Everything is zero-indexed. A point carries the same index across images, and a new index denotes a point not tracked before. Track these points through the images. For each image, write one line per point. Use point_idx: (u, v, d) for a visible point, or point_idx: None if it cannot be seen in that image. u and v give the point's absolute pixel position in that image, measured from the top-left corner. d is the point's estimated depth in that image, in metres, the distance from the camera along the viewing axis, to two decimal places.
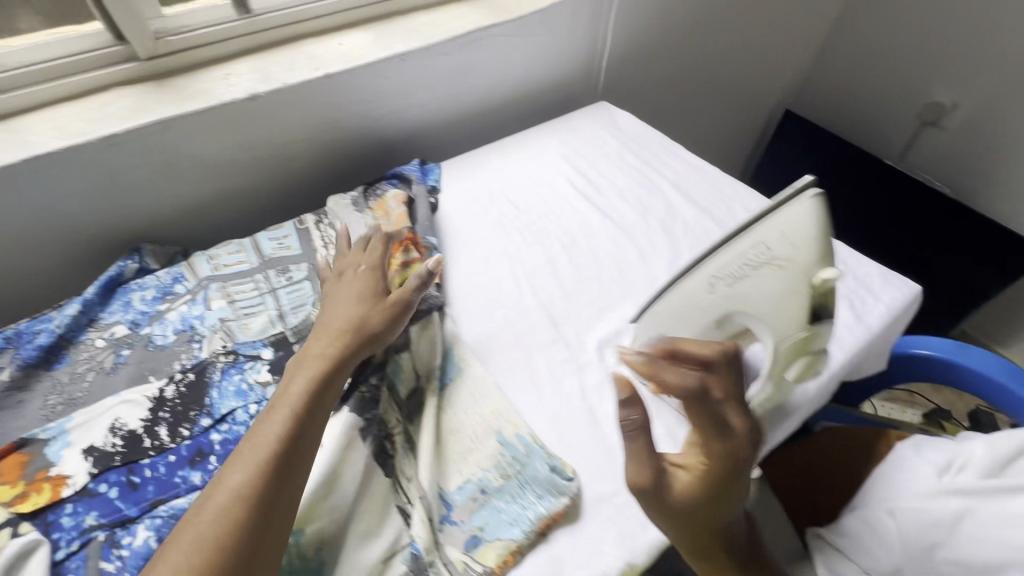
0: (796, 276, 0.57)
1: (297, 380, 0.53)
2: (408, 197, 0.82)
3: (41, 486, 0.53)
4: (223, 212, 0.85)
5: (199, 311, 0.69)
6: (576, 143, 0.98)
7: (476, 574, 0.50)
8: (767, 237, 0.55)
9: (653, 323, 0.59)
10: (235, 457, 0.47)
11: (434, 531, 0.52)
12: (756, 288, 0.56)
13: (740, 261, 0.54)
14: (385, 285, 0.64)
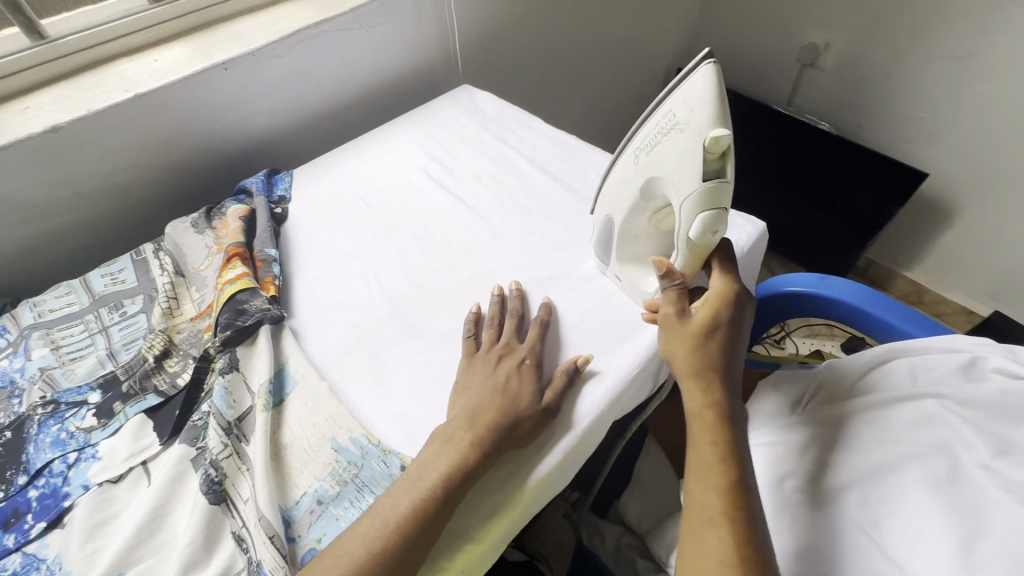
0: (690, 144, 0.50)
1: (441, 459, 0.51)
2: (248, 210, 0.79)
3: None
4: (58, 255, 0.80)
5: (20, 363, 0.65)
6: (433, 131, 0.96)
7: None
8: (673, 104, 0.51)
9: (603, 204, 0.65)
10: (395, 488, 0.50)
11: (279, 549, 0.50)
12: (666, 158, 0.53)
13: (648, 130, 0.54)
14: (537, 390, 0.58)
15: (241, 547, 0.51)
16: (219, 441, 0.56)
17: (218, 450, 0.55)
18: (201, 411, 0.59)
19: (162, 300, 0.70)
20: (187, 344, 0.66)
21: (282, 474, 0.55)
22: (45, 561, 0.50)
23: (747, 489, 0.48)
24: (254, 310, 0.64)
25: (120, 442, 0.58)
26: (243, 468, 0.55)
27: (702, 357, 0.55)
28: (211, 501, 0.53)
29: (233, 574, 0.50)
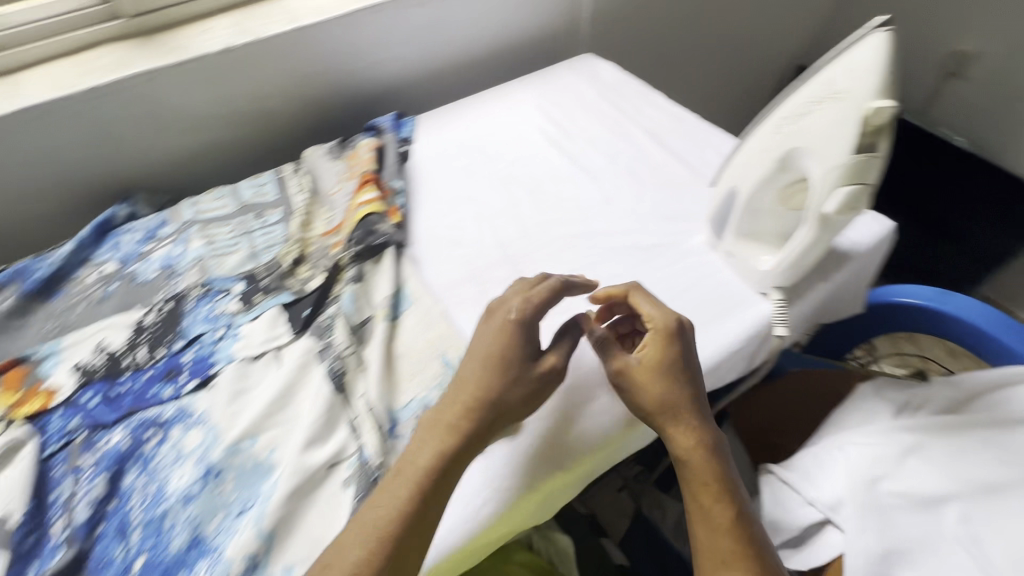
0: (845, 114, 0.49)
1: (427, 446, 0.50)
2: (379, 144, 0.85)
3: (35, 396, 0.60)
4: (210, 166, 0.90)
5: (180, 250, 0.74)
6: (552, 94, 0.98)
7: None
8: (832, 73, 0.50)
9: (728, 176, 0.65)
10: (385, 484, 0.49)
11: (384, 440, 0.56)
12: (812, 128, 0.51)
13: (799, 100, 0.53)
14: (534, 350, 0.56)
15: (353, 431, 0.56)
16: (345, 339, 0.62)
17: (343, 348, 0.61)
18: (328, 312, 0.65)
19: (299, 214, 0.77)
20: (318, 255, 0.73)
21: (393, 379, 0.60)
22: (195, 413, 0.58)
23: (750, 520, 0.51)
24: (383, 232, 0.70)
25: (259, 327, 0.65)
26: (362, 368, 0.61)
27: (671, 398, 0.53)
28: (333, 389, 0.58)
29: (345, 454, 0.55)
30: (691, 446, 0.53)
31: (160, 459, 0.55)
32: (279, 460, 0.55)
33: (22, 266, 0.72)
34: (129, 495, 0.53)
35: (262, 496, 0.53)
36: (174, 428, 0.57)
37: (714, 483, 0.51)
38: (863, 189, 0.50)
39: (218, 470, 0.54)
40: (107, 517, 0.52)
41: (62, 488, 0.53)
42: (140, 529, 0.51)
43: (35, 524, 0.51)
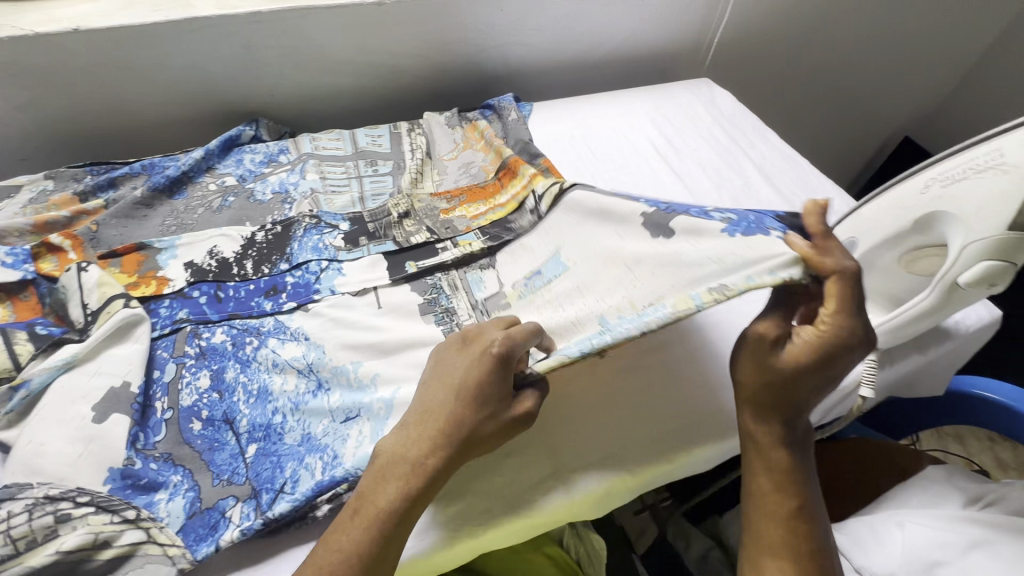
0: (1012, 189, 0.48)
1: (391, 480, 0.44)
2: (507, 131, 0.87)
3: (149, 281, 0.63)
4: (330, 108, 0.93)
5: (295, 179, 0.78)
6: (668, 110, 0.98)
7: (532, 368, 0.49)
8: (1006, 143, 0.49)
9: (850, 225, 0.63)
10: (350, 510, 0.44)
11: None
12: (967, 196, 0.51)
13: (958, 165, 0.52)
14: (489, 388, 0.46)
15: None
16: (467, 311, 0.64)
17: (461, 315, 0.64)
18: (452, 278, 0.68)
19: (411, 170, 0.80)
20: (424, 213, 0.75)
21: None
22: (291, 330, 0.61)
23: (810, 515, 0.48)
24: (516, 228, 0.71)
25: (360, 267, 0.67)
26: None
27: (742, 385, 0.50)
28: None
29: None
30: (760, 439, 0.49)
31: (258, 363, 0.58)
32: (381, 382, 0.57)
33: (152, 163, 0.77)
34: (233, 389, 0.56)
35: (367, 412, 0.55)
36: (271, 338, 0.60)
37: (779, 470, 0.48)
38: (1008, 269, 0.50)
39: (323, 383, 0.57)
40: (211, 406, 0.55)
41: (166, 373, 0.57)
42: (248, 419, 0.54)
43: (145, 400, 0.55)
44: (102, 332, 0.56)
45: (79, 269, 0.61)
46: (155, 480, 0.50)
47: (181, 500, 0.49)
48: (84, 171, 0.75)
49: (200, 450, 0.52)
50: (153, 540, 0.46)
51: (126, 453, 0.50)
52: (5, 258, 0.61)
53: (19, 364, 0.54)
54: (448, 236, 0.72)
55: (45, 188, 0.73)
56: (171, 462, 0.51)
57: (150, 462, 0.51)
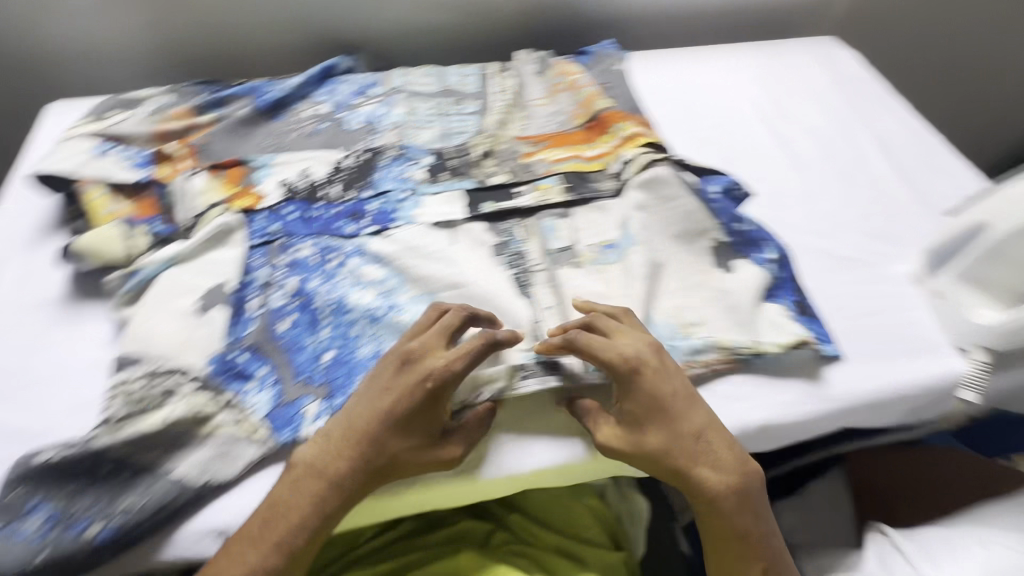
0: None
1: (303, 490, 0.48)
2: (602, 82, 0.83)
3: (246, 196, 0.67)
4: (421, 43, 0.92)
5: (383, 112, 0.79)
6: (778, 68, 0.89)
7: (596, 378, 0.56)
8: None
9: (984, 211, 0.59)
10: (257, 519, 0.47)
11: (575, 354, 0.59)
12: None
13: None
14: (416, 414, 0.50)
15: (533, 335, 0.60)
16: (540, 257, 0.65)
17: (535, 263, 0.65)
18: (526, 223, 0.68)
19: (497, 112, 0.79)
20: (506, 155, 0.75)
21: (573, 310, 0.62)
22: (370, 253, 0.63)
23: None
24: (598, 188, 0.71)
25: (437, 200, 0.68)
26: (553, 284, 0.64)
27: (657, 447, 0.52)
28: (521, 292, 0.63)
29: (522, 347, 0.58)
30: (704, 487, 0.51)
31: (342, 278, 0.62)
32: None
33: (256, 86, 0.81)
34: (316, 298, 0.60)
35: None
36: (353, 259, 0.63)
37: (726, 501, 0.51)
38: None
39: (398, 305, 0.60)
40: (298, 313, 0.59)
41: (259, 276, 0.61)
42: (329, 328, 0.59)
43: (239, 299, 0.59)
44: (204, 234, 0.61)
45: (190, 176, 0.67)
46: (247, 372, 0.55)
47: (268, 392, 0.54)
48: (198, 89, 0.81)
49: (284, 349, 0.57)
50: (246, 423, 0.52)
51: (223, 341, 0.56)
52: (131, 160, 0.69)
53: (133, 254, 0.61)
54: (527, 179, 0.72)
55: (165, 101, 0.79)
56: (258, 355, 0.56)
57: (243, 355, 0.56)
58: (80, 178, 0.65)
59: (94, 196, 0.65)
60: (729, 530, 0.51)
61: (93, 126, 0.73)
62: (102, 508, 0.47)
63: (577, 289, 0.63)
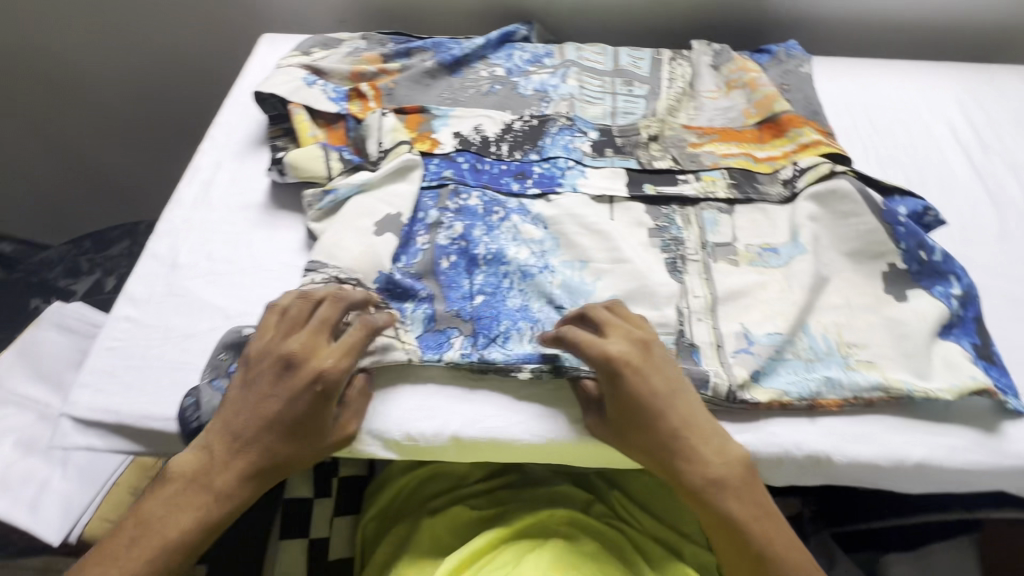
0: None
1: (182, 503, 0.50)
2: (781, 84, 0.79)
3: (424, 140, 0.71)
4: (593, 22, 0.92)
5: (555, 83, 0.81)
6: (983, 93, 0.81)
7: (746, 392, 0.55)
8: None
9: None
10: (128, 539, 0.49)
11: (719, 353, 0.58)
12: None
13: None
14: (291, 418, 0.50)
15: (679, 322, 0.60)
16: (697, 246, 0.65)
17: (690, 252, 0.65)
18: (686, 211, 0.68)
19: (668, 98, 0.79)
20: (672, 141, 0.74)
21: (723, 307, 0.61)
22: (532, 213, 0.66)
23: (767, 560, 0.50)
24: (764, 190, 0.69)
25: (601, 174, 0.70)
26: (705, 274, 0.63)
27: (640, 442, 0.52)
28: (671, 276, 0.63)
29: (665, 329, 0.59)
30: (688, 479, 0.51)
31: (502, 231, 0.64)
32: (603, 284, 0.62)
33: (440, 42, 0.86)
34: (477, 244, 0.63)
35: (584, 303, 0.60)
36: (515, 215, 0.66)
37: (719, 487, 0.51)
38: None
39: (550, 265, 0.62)
40: (457, 254, 0.63)
41: (429, 216, 0.65)
42: (483, 275, 0.62)
43: (409, 232, 0.64)
44: (389, 168, 0.66)
45: (380, 113, 0.72)
46: (410, 296, 0.60)
47: (422, 313, 0.59)
48: (388, 38, 0.87)
49: (441, 285, 0.61)
50: (402, 340, 0.57)
51: (391, 265, 0.61)
52: (331, 93, 0.75)
53: (330, 175, 0.67)
54: (692, 168, 0.71)
55: (359, 45, 0.85)
56: (420, 283, 0.61)
57: (407, 280, 0.61)
58: (290, 102, 0.72)
59: (300, 119, 0.72)
60: (717, 516, 0.51)
61: (300, 59, 0.79)
62: None
63: (731, 286, 0.62)
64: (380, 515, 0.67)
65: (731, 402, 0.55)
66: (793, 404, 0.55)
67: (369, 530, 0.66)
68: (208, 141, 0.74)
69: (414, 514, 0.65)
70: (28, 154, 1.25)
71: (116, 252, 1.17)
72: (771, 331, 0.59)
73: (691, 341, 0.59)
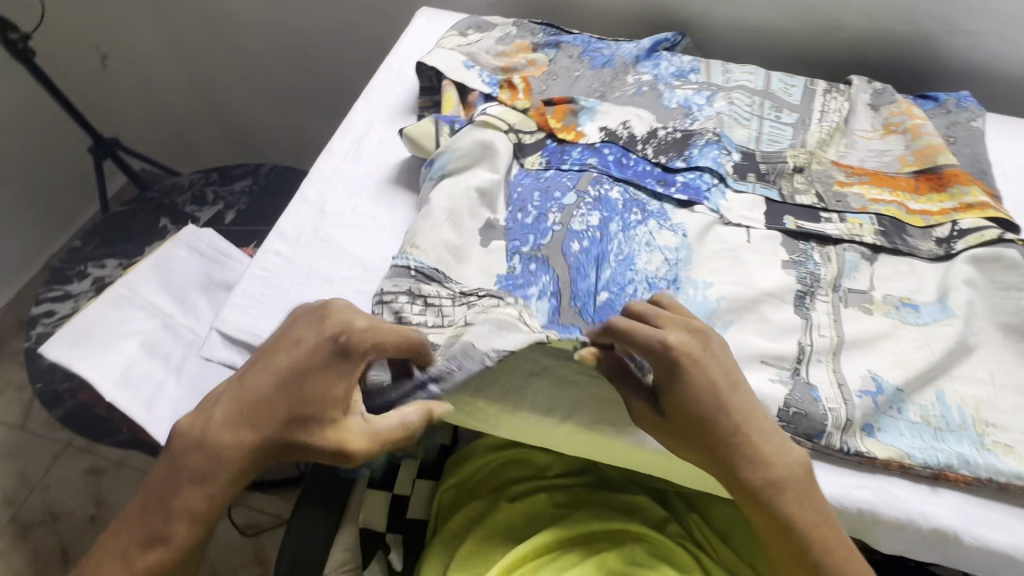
0: None
1: (179, 501, 0.47)
2: (945, 135, 0.75)
3: (568, 131, 0.73)
4: (744, 42, 0.91)
5: (700, 101, 0.78)
6: None
7: (860, 444, 0.52)
8: None
9: None
10: (137, 540, 0.47)
11: (840, 393, 0.54)
12: None
13: None
14: (303, 402, 0.47)
15: (797, 359, 0.56)
16: (830, 287, 0.61)
17: (821, 296, 0.61)
18: (826, 249, 0.64)
19: (819, 131, 0.76)
20: (818, 176, 0.72)
21: (853, 353, 0.57)
22: (672, 220, 0.65)
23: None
24: (914, 244, 0.65)
25: (741, 202, 0.68)
26: (834, 319, 0.59)
27: (713, 442, 0.48)
28: (798, 310, 0.59)
29: (780, 361, 0.56)
30: (747, 477, 0.48)
31: (637, 233, 0.64)
32: (723, 309, 0.59)
33: (587, 41, 0.85)
34: (611, 238, 0.63)
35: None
36: (653, 219, 0.65)
37: (782, 489, 0.47)
38: None
39: (678, 280, 0.61)
40: (590, 242, 0.62)
41: (566, 198, 0.65)
42: (611, 271, 0.61)
43: (541, 209, 0.64)
44: (466, 141, 0.67)
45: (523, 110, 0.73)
46: (531, 282, 0.59)
47: (547, 303, 0.58)
48: (538, 28, 0.87)
49: (570, 266, 0.60)
50: (525, 318, 0.55)
51: (510, 258, 0.61)
52: (483, 78, 0.77)
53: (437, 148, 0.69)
54: (837, 209, 0.68)
55: (509, 32, 0.86)
56: (544, 267, 0.60)
57: (529, 264, 0.61)
58: (446, 78, 0.76)
59: (449, 97, 0.74)
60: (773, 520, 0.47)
61: (456, 40, 0.83)
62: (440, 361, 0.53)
63: (867, 332, 0.58)
64: (458, 487, 0.69)
65: (846, 454, 0.52)
66: (916, 469, 0.51)
67: (444, 501, 0.68)
68: (364, 101, 0.79)
69: (492, 494, 0.67)
70: (177, 87, 1.36)
71: (238, 189, 1.25)
72: (904, 385, 0.55)
73: (808, 380, 0.55)
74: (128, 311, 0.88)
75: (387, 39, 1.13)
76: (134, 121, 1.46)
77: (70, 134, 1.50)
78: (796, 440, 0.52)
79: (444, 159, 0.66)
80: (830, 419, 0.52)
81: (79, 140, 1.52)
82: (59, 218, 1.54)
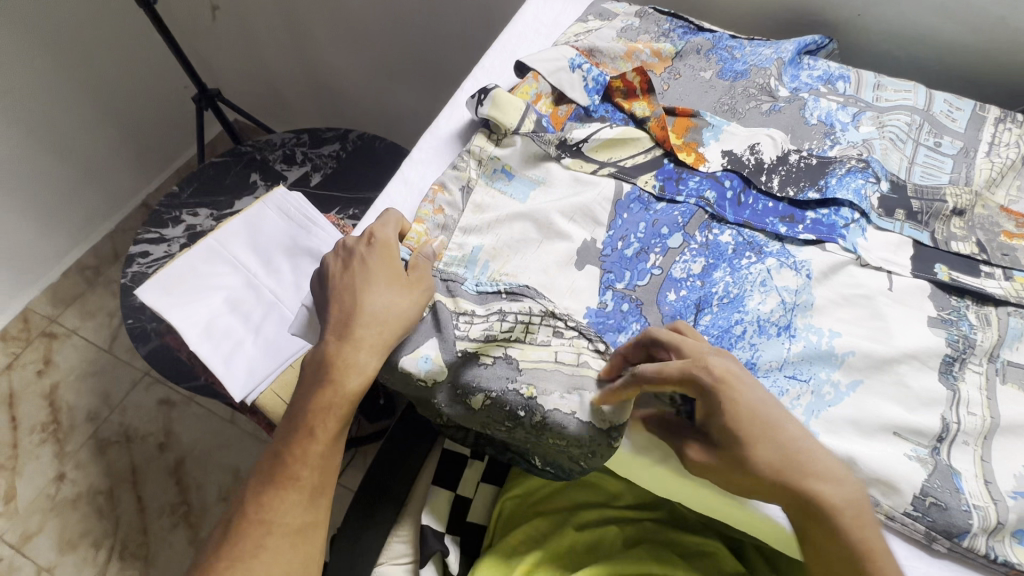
0: None
1: (309, 395, 0.53)
2: None
3: (687, 151, 0.66)
4: (898, 52, 0.80)
5: (845, 121, 0.68)
6: None
7: (1011, 555, 0.45)
8: None
9: None
10: (290, 440, 0.52)
11: (988, 490, 0.47)
12: None
13: None
14: (374, 278, 0.54)
15: (938, 436, 0.49)
16: (983, 357, 0.53)
17: (973, 366, 0.52)
18: (985, 310, 0.55)
19: (987, 167, 0.65)
20: (981, 221, 0.62)
21: (1011, 447, 0.49)
22: (795, 259, 0.58)
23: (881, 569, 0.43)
24: None
25: (884, 241, 0.59)
26: (990, 396, 0.51)
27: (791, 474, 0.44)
28: (943, 381, 0.51)
29: (918, 438, 0.49)
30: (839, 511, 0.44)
31: (749, 273, 0.57)
32: (850, 367, 0.52)
33: (719, 38, 0.77)
34: (716, 283, 0.57)
35: (820, 388, 0.51)
36: (771, 258, 0.58)
37: (803, 492, 0.44)
38: None
39: (792, 328, 0.54)
40: (692, 289, 0.57)
41: (671, 237, 0.60)
42: (711, 316, 0.55)
43: (643, 243, 0.60)
44: (569, 182, 0.64)
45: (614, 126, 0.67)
46: (621, 326, 0.55)
47: None
48: (666, 20, 0.80)
49: (665, 315, 0.56)
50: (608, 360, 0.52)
51: (602, 294, 0.57)
52: (589, 82, 0.70)
53: (501, 134, 0.65)
54: (1002, 263, 0.58)
55: (634, 23, 0.79)
56: (636, 312, 0.56)
57: (622, 305, 0.56)
58: (530, 70, 0.69)
59: (527, 89, 0.68)
60: None
61: (577, 30, 0.78)
62: (515, 385, 0.52)
63: None
64: (522, 499, 0.66)
65: (989, 560, 0.45)
66: None
67: (506, 509, 0.66)
68: (471, 82, 0.75)
69: (559, 515, 0.64)
70: (277, 44, 1.37)
71: (326, 152, 1.25)
72: None
73: (950, 464, 0.48)
74: (217, 265, 0.89)
75: (492, 13, 1.08)
76: (238, 73, 1.50)
77: (175, 80, 1.56)
78: (930, 536, 0.46)
79: (526, 187, 0.64)
80: (976, 523, 0.45)
81: (183, 86, 1.58)
82: (157, 159, 1.62)
